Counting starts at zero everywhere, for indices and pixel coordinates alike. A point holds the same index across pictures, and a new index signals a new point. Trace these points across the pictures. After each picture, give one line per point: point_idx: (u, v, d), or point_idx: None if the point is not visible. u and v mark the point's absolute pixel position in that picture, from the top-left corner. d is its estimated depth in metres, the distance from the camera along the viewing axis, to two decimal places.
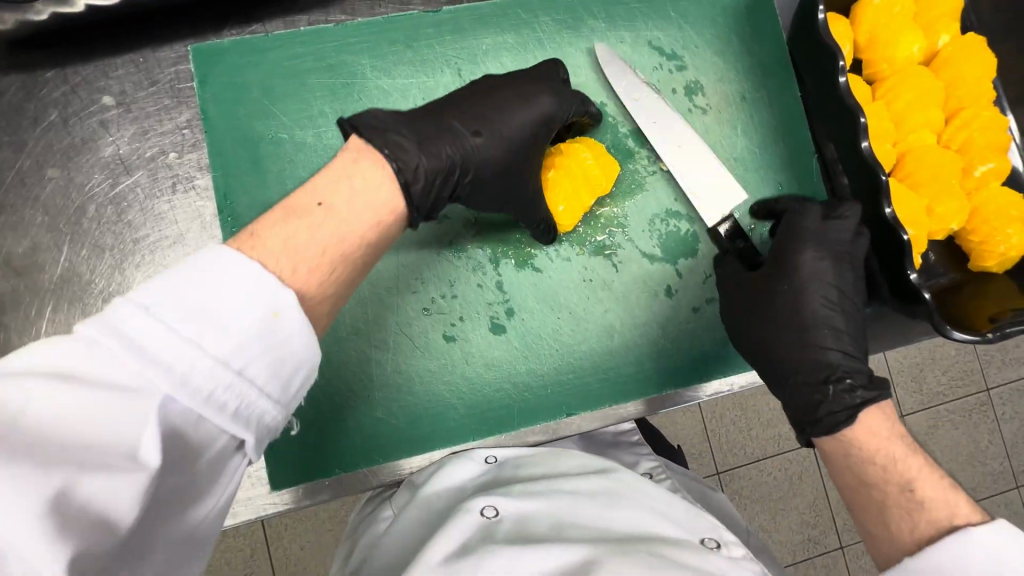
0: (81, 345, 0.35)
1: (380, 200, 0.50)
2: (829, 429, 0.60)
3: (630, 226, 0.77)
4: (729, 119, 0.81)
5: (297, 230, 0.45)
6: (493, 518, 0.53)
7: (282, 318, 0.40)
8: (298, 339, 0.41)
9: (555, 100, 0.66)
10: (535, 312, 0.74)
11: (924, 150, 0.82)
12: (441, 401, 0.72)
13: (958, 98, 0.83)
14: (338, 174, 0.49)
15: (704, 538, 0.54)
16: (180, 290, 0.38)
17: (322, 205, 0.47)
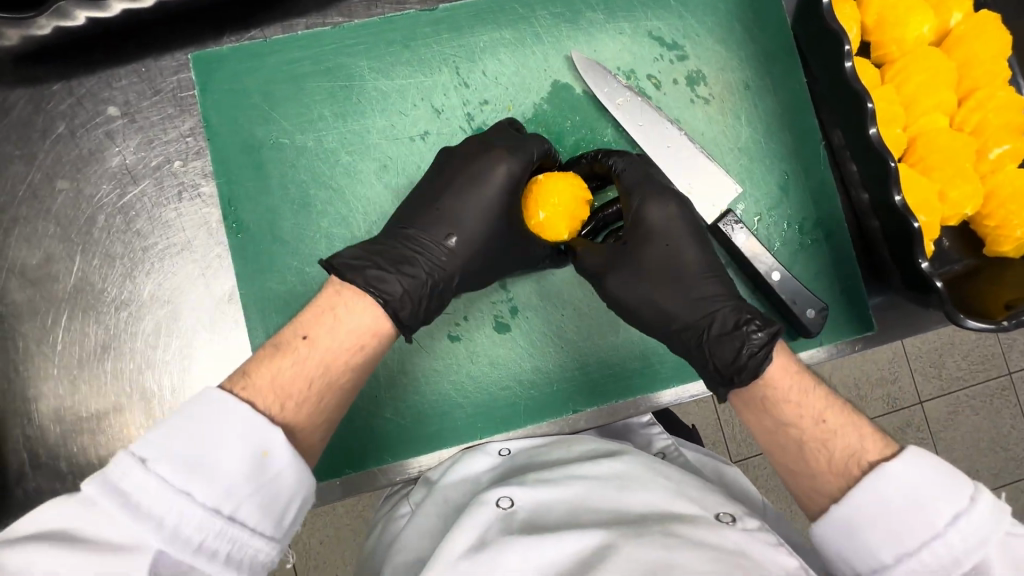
0: (81, 507, 0.39)
1: (362, 325, 0.57)
2: (753, 372, 0.57)
3: None
4: (733, 108, 0.80)
5: (283, 368, 0.52)
6: (508, 508, 0.54)
7: (271, 454, 0.46)
8: (288, 471, 0.46)
9: (514, 165, 0.67)
10: (538, 309, 0.75)
11: (936, 133, 0.79)
12: (447, 400, 0.73)
13: (971, 79, 0.80)
14: (321, 310, 0.57)
15: (718, 513, 0.52)
16: (176, 439, 0.43)
17: (305, 339, 0.55)
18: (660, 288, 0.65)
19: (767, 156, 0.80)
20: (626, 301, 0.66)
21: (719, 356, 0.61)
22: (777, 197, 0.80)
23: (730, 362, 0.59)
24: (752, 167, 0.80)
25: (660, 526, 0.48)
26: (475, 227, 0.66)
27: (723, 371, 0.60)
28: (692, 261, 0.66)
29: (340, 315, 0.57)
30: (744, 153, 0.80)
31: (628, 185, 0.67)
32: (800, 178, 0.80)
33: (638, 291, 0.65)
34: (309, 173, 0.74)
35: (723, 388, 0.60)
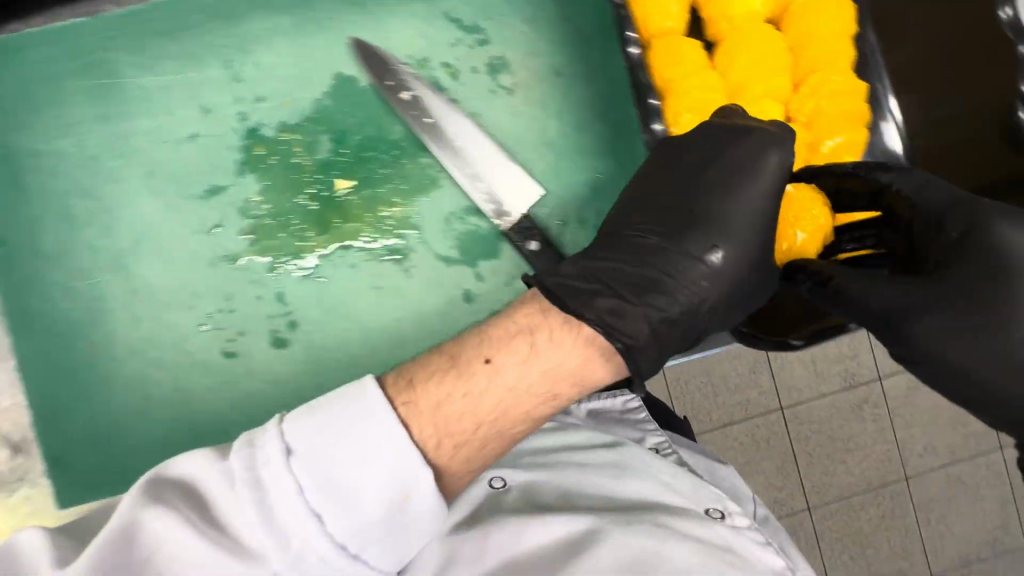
0: (224, 482, 0.40)
1: (569, 371, 0.48)
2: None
3: (424, 228, 0.72)
4: (539, 99, 0.72)
5: (454, 399, 0.45)
6: (501, 488, 0.59)
7: (412, 498, 0.41)
8: (425, 517, 0.42)
9: (781, 155, 0.56)
10: (318, 322, 0.71)
11: (762, 123, 0.71)
12: (223, 417, 0.71)
13: (808, 61, 0.72)
14: (516, 332, 0.48)
15: (708, 509, 0.58)
16: (316, 437, 0.41)
17: (488, 363, 0.47)
18: (924, 342, 0.54)
19: (574, 152, 0.73)
20: (949, 353, 0.54)
21: None
22: (586, 199, 0.73)
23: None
24: (559, 166, 0.73)
25: (650, 516, 0.54)
26: (750, 243, 0.55)
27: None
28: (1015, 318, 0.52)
29: (541, 349, 0.48)
30: (550, 149, 0.73)
31: (977, 222, 0.54)
32: (612, 176, 0.73)
33: (950, 338, 0.53)
34: (71, 181, 0.70)
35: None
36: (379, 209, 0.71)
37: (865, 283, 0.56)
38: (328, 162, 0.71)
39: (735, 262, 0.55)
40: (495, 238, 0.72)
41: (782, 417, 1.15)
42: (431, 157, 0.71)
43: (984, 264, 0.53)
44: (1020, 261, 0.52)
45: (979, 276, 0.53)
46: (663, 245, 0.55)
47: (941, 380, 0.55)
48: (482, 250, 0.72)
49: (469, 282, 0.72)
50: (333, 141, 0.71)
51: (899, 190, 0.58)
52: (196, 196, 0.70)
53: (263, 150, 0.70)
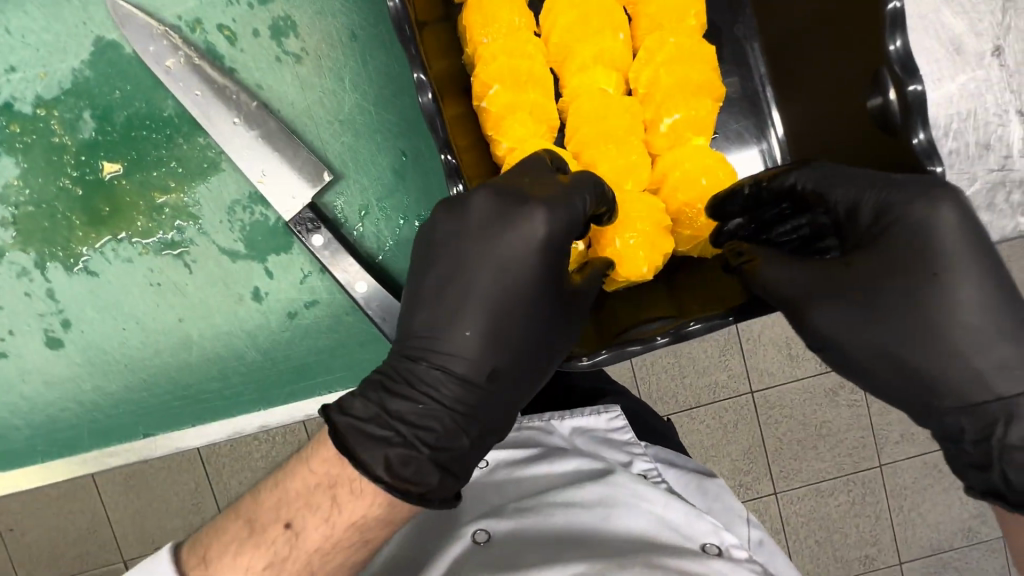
0: None
1: (370, 520, 0.43)
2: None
3: (204, 218, 0.63)
4: (332, 67, 0.62)
5: (254, 567, 0.43)
6: (485, 542, 0.51)
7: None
8: None
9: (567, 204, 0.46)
10: (93, 323, 0.65)
11: (590, 95, 0.60)
12: (3, 422, 0.66)
13: (648, 19, 0.60)
14: (313, 487, 0.43)
15: (704, 545, 0.51)
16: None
17: (287, 526, 0.43)
18: (883, 345, 0.45)
19: (376, 131, 0.63)
20: (850, 347, 0.46)
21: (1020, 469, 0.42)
22: (392, 185, 0.64)
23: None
24: (361, 146, 0.63)
25: (640, 558, 0.47)
26: (532, 340, 0.48)
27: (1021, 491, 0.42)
28: (983, 315, 0.43)
29: (341, 502, 0.43)
30: (347, 127, 0.63)
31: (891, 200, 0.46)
32: (421, 159, 0.63)
33: (857, 332, 0.46)
34: None
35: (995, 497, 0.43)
36: (152, 196, 0.63)
37: (772, 267, 0.48)
38: (93, 142, 0.62)
39: (519, 361, 0.47)
40: (284, 230, 0.63)
41: (752, 400, 1.06)
42: (206, 137, 0.62)
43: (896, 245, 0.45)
44: (944, 242, 0.44)
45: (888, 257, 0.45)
46: (491, 370, 0.46)
47: (892, 394, 0.47)
48: (271, 243, 0.64)
49: (258, 279, 0.64)
50: (98, 119, 0.62)
51: (804, 187, 0.52)
52: None
53: (19, 129, 0.62)
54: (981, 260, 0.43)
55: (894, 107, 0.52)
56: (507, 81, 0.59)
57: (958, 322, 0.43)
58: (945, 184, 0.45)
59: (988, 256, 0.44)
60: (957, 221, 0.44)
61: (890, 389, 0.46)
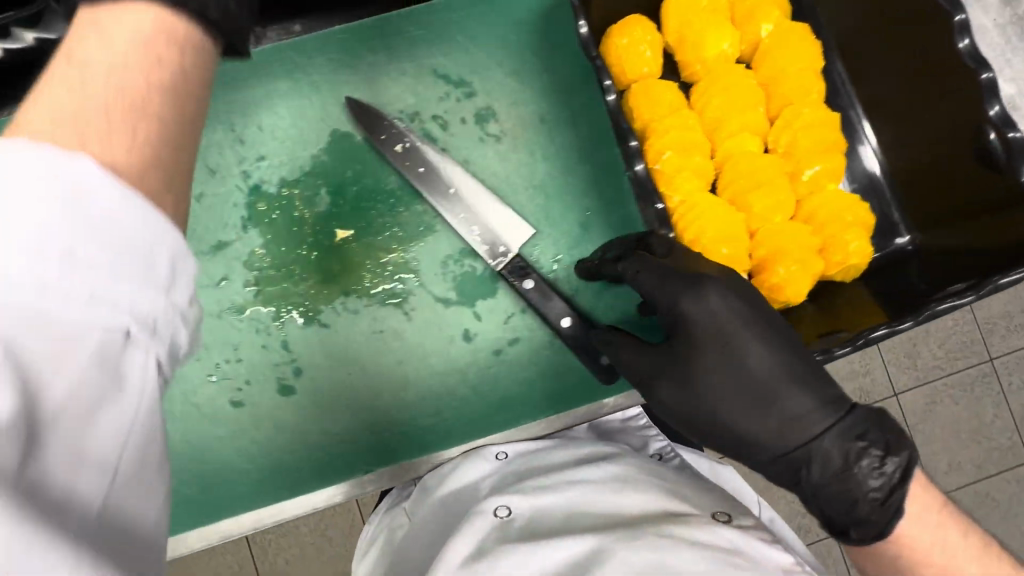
0: None
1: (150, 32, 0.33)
2: (874, 532, 0.52)
3: (422, 271, 0.74)
4: (526, 145, 0.76)
5: (58, 96, 0.31)
6: (507, 516, 0.56)
7: (84, 191, 0.29)
8: (116, 191, 0.29)
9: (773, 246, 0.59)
10: (322, 369, 0.73)
11: (742, 157, 0.74)
12: (233, 466, 0.72)
13: (781, 96, 0.75)
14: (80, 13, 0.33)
15: (715, 513, 0.55)
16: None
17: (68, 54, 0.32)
18: (679, 381, 0.61)
19: (564, 193, 0.76)
20: (678, 405, 0.61)
21: (831, 503, 0.54)
22: (578, 236, 0.76)
23: (845, 512, 0.53)
24: (551, 206, 0.76)
25: (649, 527, 0.49)
26: None
27: (838, 522, 0.54)
28: (767, 370, 0.57)
29: (105, 21, 0.32)
30: (539, 191, 0.76)
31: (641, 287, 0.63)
32: (602, 214, 0.76)
33: (725, 399, 0.59)
34: None
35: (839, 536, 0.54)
36: (377, 256, 0.74)
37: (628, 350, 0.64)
38: (328, 213, 0.74)
39: None
40: (491, 278, 0.74)
41: None
42: None
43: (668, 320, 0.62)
44: (727, 320, 0.59)
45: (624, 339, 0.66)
46: None
47: (737, 452, 0.60)
48: (480, 290, 0.74)
49: (468, 322, 0.74)
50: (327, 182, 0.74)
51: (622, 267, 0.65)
52: (204, 253, 0.73)
53: (266, 205, 0.74)
54: (763, 334, 0.58)
55: (996, 147, 0.67)
56: (679, 148, 0.73)
57: (721, 399, 0.59)
58: (714, 277, 0.60)
59: (758, 329, 0.59)
60: (723, 306, 0.59)
61: (719, 444, 0.61)
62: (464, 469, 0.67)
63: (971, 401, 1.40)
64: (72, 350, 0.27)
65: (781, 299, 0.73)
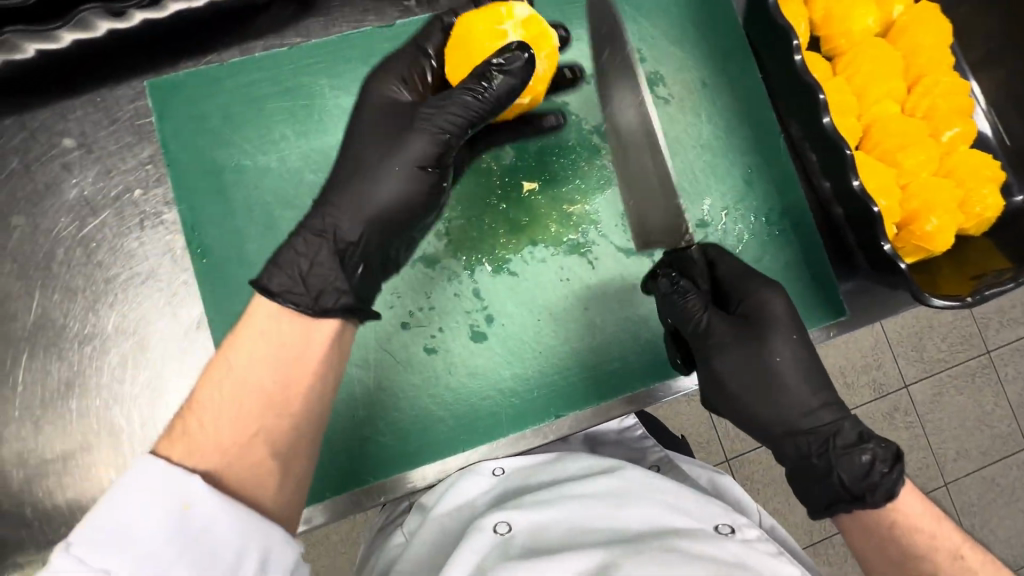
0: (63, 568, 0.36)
1: (284, 355, 0.49)
2: (885, 495, 0.54)
3: (602, 222, 0.77)
4: (692, 107, 0.83)
5: (225, 391, 0.47)
6: (506, 533, 0.55)
7: (196, 506, 0.40)
8: (224, 521, 0.41)
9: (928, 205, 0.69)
10: (513, 315, 0.75)
11: (889, 120, 0.82)
12: (428, 414, 0.72)
13: (918, 67, 0.84)
14: (231, 352, 0.48)
15: (717, 525, 0.54)
16: (104, 519, 0.38)
17: (231, 356, 0.48)
18: (737, 344, 0.63)
19: (729, 150, 0.82)
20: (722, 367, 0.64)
21: (842, 469, 0.56)
22: (742, 190, 0.82)
23: (859, 477, 0.55)
24: (716, 162, 0.82)
25: (658, 543, 0.49)
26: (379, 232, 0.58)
27: (851, 487, 0.55)
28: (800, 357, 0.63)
29: (242, 347, 0.48)
30: (706, 149, 0.82)
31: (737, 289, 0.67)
32: (763, 171, 0.82)
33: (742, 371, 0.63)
34: (274, 192, 0.74)
35: (846, 503, 0.55)
36: (562, 207, 0.77)
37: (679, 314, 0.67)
38: (513, 166, 0.77)
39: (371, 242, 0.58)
40: None
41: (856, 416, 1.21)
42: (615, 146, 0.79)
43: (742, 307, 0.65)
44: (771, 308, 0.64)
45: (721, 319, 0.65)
46: None
47: (758, 417, 0.63)
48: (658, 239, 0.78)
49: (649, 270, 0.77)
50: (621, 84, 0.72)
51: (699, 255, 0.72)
52: None
53: None
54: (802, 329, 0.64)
55: None
56: (838, 110, 0.80)
57: (750, 376, 0.63)
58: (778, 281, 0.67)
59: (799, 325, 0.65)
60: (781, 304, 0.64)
61: (752, 409, 0.63)
62: (461, 485, 0.64)
63: (974, 392, 1.28)
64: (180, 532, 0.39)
65: (928, 248, 0.78)
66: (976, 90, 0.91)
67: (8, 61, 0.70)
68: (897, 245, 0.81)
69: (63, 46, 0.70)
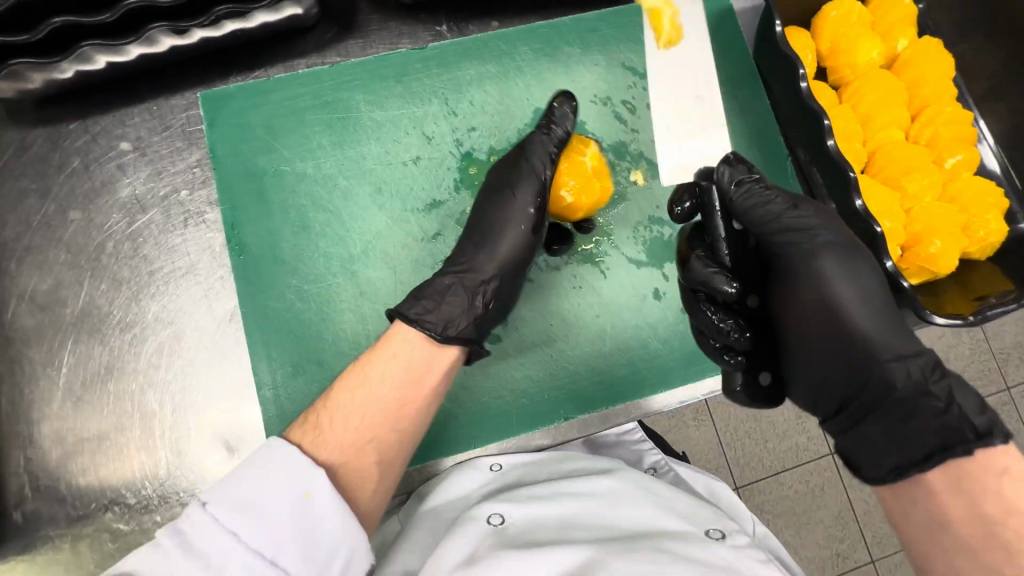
0: (197, 513, 0.46)
1: (407, 377, 0.62)
2: (1005, 432, 0.53)
3: (615, 234, 0.81)
4: None
5: (358, 398, 0.59)
6: (499, 524, 0.56)
7: (312, 498, 0.49)
8: (327, 517, 0.49)
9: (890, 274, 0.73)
10: (528, 319, 0.79)
11: (893, 146, 0.86)
12: (444, 410, 0.76)
13: (922, 98, 0.88)
14: (369, 367, 0.62)
15: (708, 530, 0.55)
16: (235, 488, 0.48)
17: (365, 374, 0.61)
18: (818, 297, 0.65)
19: None
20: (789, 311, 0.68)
21: (958, 402, 0.55)
22: None
23: (976, 412, 0.55)
24: None
25: (648, 542, 0.51)
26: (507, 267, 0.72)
27: (970, 423, 0.54)
28: (880, 305, 0.63)
29: (382, 364, 0.62)
30: None
31: (792, 231, 0.68)
32: None
33: (824, 309, 0.64)
34: (309, 196, 0.80)
35: (959, 440, 0.53)
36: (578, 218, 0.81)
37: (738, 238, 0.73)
38: None
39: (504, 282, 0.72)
40: None
41: None
42: (628, 163, 0.84)
43: (829, 238, 0.67)
44: (845, 250, 0.66)
45: (812, 247, 0.66)
46: None
47: (832, 380, 0.65)
48: (667, 253, 0.81)
49: (658, 282, 0.81)
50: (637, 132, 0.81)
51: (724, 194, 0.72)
52: (419, 210, 0.79)
53: (476, 170, 0.81)
54: (867, 272, 0.65)
55: None
56: (843, 136, 0.84)
57: (858, 317, 0.63)
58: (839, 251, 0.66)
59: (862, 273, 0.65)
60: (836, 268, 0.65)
61: (845, 359, 0.63)
62: (459, 478, 0.68)
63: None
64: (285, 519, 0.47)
65: (932, 270, 0.80)
66: (982, 124, 0.94)
67: (77, 71, 0.75)
68: (902, 266, 0.83)
69: (129, 59, 0.76)
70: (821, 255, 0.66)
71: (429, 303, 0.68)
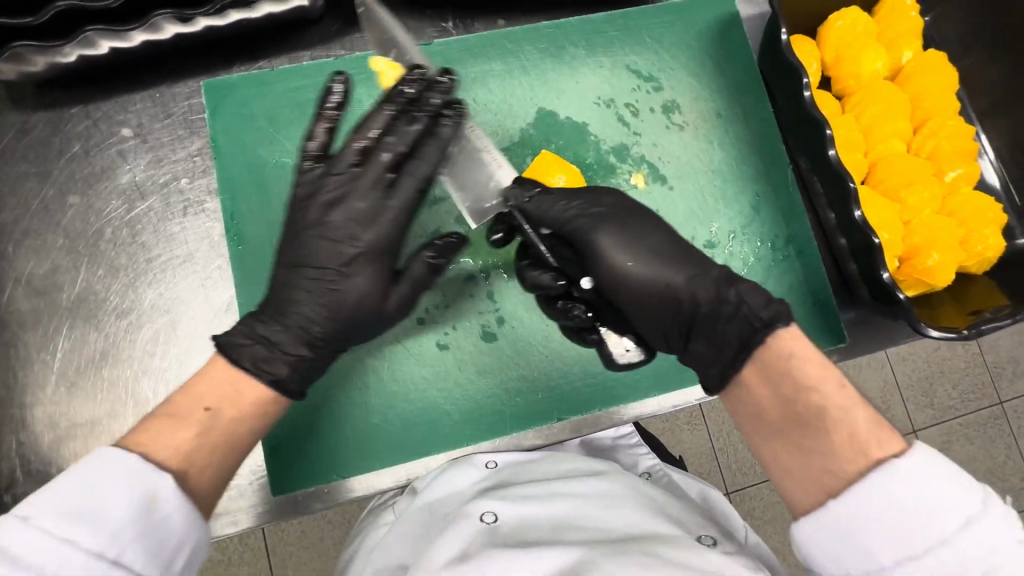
0: (15, 522, 0.42)
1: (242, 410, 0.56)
2: (788, 316, 0.56)
3: None
4: (705, 134, 0.87)
5: (179, 435, 0.51)
6: (492, 522, 0.56)
7: (159, 498, 0.47)
8: (173, 518, 0.48)
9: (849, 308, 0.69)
10: (524, 320, 0.79)
11: (894, 157, 0.86)
12: (437, 405, 0.76)
13: (924, 110, 0.88)
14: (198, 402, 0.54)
15: (699, 536, 0.55)
16: (58, 499, 0.44)
17: (209, 409, 0.54)
18: (615, 262, 0.66)
19: (739, 179, 0.86)
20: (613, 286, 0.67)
21: (748, 301, 0.58)
22: (749, 216, 0.86)
23: (763, 307, 0.57)
24: (725, 188, 0.86)
25: (639, 546, 0.51)
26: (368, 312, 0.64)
27: (757, 320, 0.56)
28: (661, 248, 0.65)
29: (220, 400, 0.55)
30: (717, 175, 0.86)
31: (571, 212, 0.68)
32: (771, 199, 0.86)
33: (632, 278, 0.65)
34: None
35: (755, 335, 0.56)
36: None
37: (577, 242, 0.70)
38: None
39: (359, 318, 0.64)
40: None
41: None
42: (629, 167, 0.84)
43: (602, 210, 0.68)
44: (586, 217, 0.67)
45: (589, 224, 0.67)
46: None
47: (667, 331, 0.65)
48: None
49: None
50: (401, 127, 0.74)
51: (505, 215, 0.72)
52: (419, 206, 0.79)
53: None
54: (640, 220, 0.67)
55: None
56: (845, 146, 0.84)
57: (647, 265, 0.64)
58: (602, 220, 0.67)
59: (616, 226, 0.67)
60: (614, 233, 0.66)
61: (656, 312, 0.64)
62: (455, 474, 0.68)
63: (983, 443, 1.26)
64: (123, 517, 0.45)
65: (930, 282, 0.81)
66: (983, 138, 0.94)
67: (80, 56, 0.75)
68: (899, 278, 0.84)
69: (132, 45, 0.75)
70: (596, 229, 0.67)
71: (263, 348, 0.60)
